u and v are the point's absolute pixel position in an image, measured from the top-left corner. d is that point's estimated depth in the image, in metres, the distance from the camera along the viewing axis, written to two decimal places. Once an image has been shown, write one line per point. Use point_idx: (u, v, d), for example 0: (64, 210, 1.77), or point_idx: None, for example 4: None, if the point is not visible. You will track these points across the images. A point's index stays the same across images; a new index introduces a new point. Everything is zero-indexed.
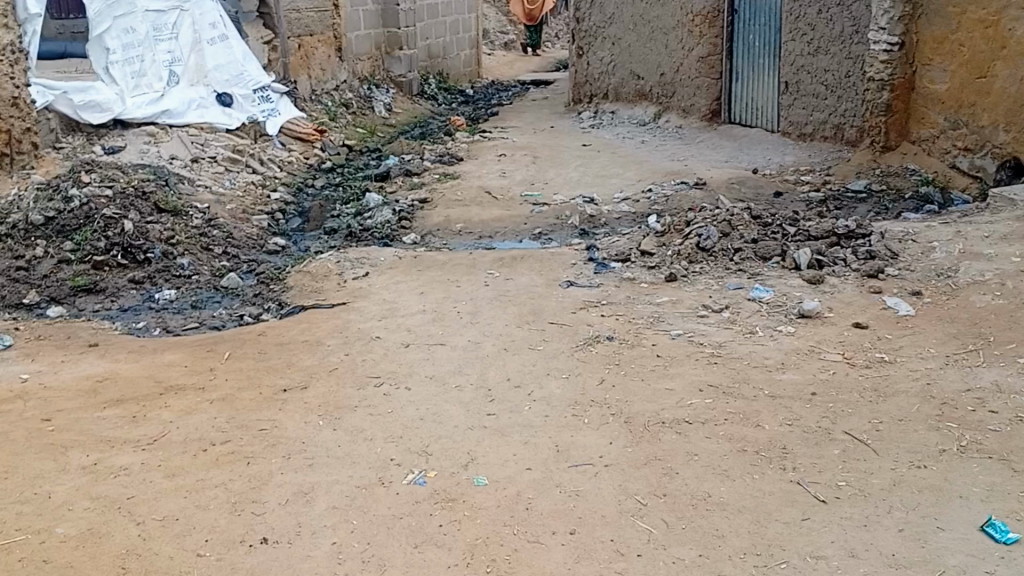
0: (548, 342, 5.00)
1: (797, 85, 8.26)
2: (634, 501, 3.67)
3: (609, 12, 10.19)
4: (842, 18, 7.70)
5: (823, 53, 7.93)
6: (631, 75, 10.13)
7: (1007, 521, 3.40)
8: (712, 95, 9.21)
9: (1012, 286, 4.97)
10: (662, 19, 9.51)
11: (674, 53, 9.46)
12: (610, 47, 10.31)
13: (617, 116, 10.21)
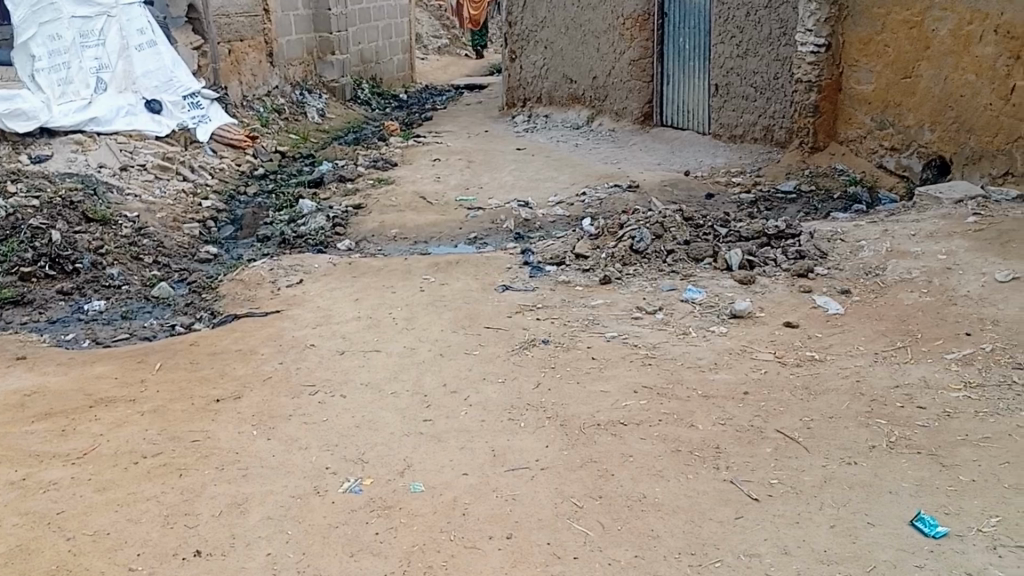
0: (484, 347, 4.99)
1: (726, 88, 8.35)
2: (570, 504, 3.67)
3: (541, 16, 10.19)
4: (770, 21, 7.81)
5: (752, 56, 8.04)
6: (564, 78, 10.16)
7: (936, 514, 3.43)
8: (644, 97, 9.26)
9: (939, 284, 5.06)
10: (594, 23, 9.54)
11: (606, 56, 9.51)
12: (543, 51, 10.32)
13: (551, 121, 10.25)
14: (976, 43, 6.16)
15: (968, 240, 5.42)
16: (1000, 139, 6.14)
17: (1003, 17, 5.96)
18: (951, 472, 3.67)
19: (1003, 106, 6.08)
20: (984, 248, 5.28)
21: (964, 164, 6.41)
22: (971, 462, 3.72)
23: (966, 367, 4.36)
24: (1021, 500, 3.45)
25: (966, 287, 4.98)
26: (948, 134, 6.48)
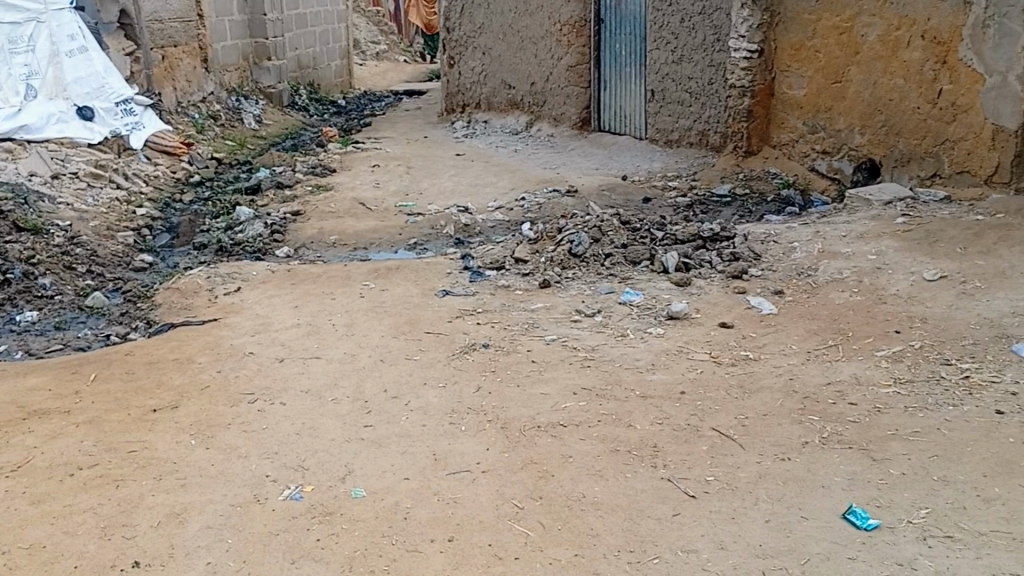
0: (424, 352, 5.01)
1: (662, 93, 8.47)
2: (511, 506, 3.70)
3: (478, 22, 10.23)
4: (704, 27, 7.93)
5: (686, 62, 8.16)
6: (502, 84, 10.22)
7: (867, 507, 3.50)
8: (581, 103, 9.36)
9: (869, 283, 5.20)
10: (531, 29, 9.61)
11: (544, 62, 9.58)
12: (481, 56, 10.37)
13: (490, 126, 10.30)
14: (904, 48, 6.30)
15: (896, 241, 5.59)
16: (927, 142, 6.30)
17: (930, 22, 6.08)
18: (882, 466, 3.75)
19: (930, 109, 6.23)
20: (912, 248, 5.46)
21: (893, 166, 6.57)
22: (901, 456, 3.80)
23: (895, 364, 4.47)
24: (948, 491, 3.54)
25: (894, 286, 5.13)
26: (877, 136, 6.64)
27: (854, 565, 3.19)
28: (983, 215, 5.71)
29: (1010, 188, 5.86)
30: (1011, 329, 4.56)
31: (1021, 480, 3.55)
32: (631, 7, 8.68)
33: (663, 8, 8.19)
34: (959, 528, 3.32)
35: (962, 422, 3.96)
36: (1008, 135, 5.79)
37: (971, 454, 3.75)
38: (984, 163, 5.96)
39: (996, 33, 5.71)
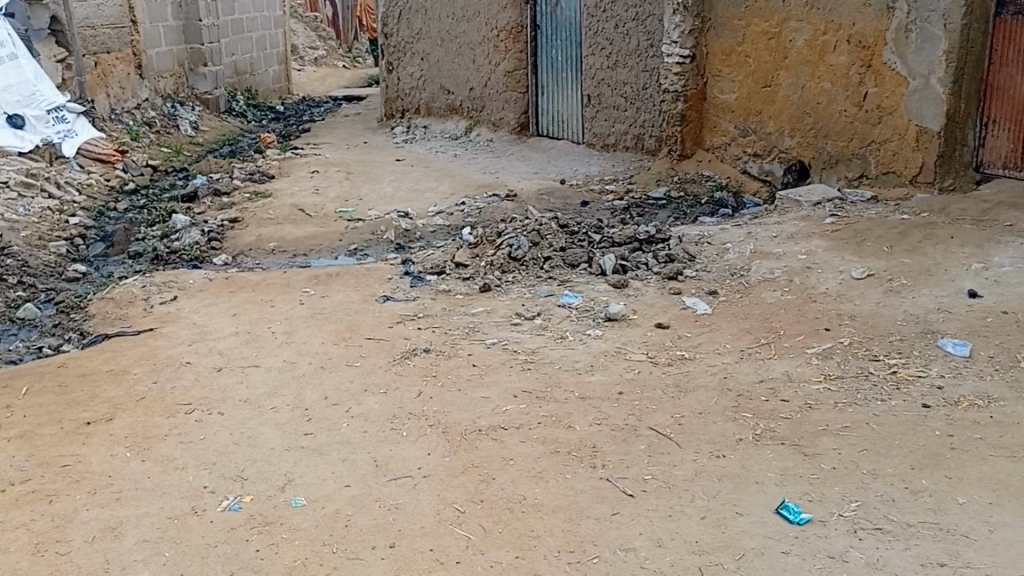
0: (365, 358, 5.00)
1: (598, 98, 8.57)
2: (452, 510, 3.71)
3: (416, 28, 10.24)
4: (638, 32, 8.06)
5: (621, 67, 8.27)
6: (441, 89, 10.23)
7: (799, 502, 3.59)
8: (520, 108, 9.43)
9: (798, 282, 5.34)
10: (468, 34, 9.65)
11: (481, 68, 9.63)
12: (419, 62, 10.38)
13: (430, 131, 10.31)
14: (830, 53, 6.48)
15: (824, 240, 5.75)
16: (854, 144, 6.50)
17: (855, 27, 6.29)
18: (813, 461, 3.85)
19: (856, 112, 6.42)
20: (840, 248, 5.62)
21: (822, 168, 6.75)
22: (832, 451, 3.90)
23: (825, 361, 4.58)
24: (878, 484, 3.65)
25: (824, 284, 5.27)
26: (806, 139, 6.81)
27: (787, 559, 3.27)
28: (909, 214, 5.89)
29: (933, 187, 6.09)
30: (937, 325, 4.71)
31: (947, 471, 3.67)
32: (567, 13, 8.80)
33: (598, 14, 8.31)
34: (888, 520, 3.43)
35: (890, 417, 4.09)
36: (931, 136, 6.02)
37: (898, 447, 3.87)
38: (909, 163, 6.19)
39: (918, 37, 5.95)
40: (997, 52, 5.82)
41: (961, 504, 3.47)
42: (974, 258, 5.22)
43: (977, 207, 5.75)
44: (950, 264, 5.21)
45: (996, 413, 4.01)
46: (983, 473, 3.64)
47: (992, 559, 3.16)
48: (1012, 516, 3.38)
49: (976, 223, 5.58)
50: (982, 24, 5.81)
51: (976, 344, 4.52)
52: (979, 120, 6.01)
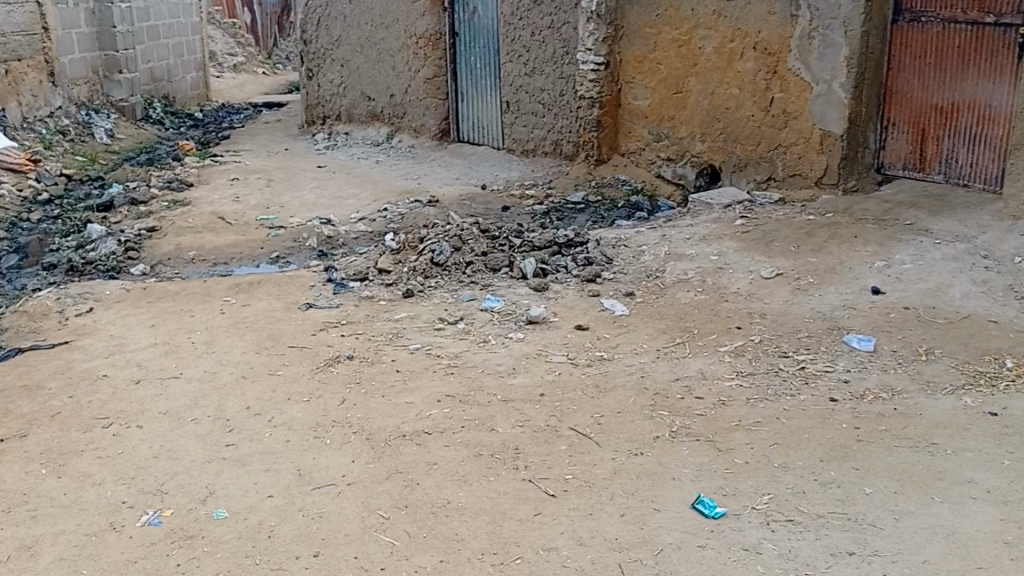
0: (287, 366, 4.98)
1: (517, 104, 8.68)
2: (377, 517, 3.73)
3: (335, 35, 10.22)
4: (553, 40, 8.19)
5: (538, 74, 8.39)
6: (362, 95, 10.20)
7: (714, 496, 3.71)
8: (441, 114, 9.47)
9: (711, 282, 5.52)
10: (387, 41, 9.67)
11: (401, 74, 9.66)
12: (339, 69, 10.34)
13: (351, 137, 10.27)
14: (738, 60, 6.72)
15: (736, 241, 5.95)
16: (762, 148, 6.74)
17: (761, 34, 6.55)
18: (727, 456, 3.98)
19: (764, 116, 6.67)
20: (750, 248, 5.82)
21: (732, 171, 6.98)
22: (744, 446, 4.03)
23: (737, 358, 4.72)
24: (788, 477, 3.79)
25: (735, 284, 5.45)
26: (716, 143, 7.02)
27: (703, 553, 3.38)
28: (817, 214, 6.14)
29: (837, 188, 6.34)
30: (843, 322, 4.91)
31: (854, 462, 3.84)
32: (484, 21, 8.90)
33: (515, 21, 8.44)
34: (798, 511, 3.58)
35: (799, 411, 4.24)
36: (834, 139, 6.28)
37: (807, 441, 4.01)
38: (814, 166, 6.43)
39: (821, 44, 6.21)
40: (895, 58, 6.12)
41: (869, 494, 3.63)
42: (877, 256, 5.45)
43: (880, 207, 6.00)
44: (854, 262, 5.44)
45: (900, 405, 4.20)
46: (886, 463, 3.81)
47: (897, 547, 3.33)
48: (914, 503, 3.55)
49: (879, 222, 5.83)
50: (880, 31, 6.10)
51: (879, 338, 4.73)
52: (879, 124, 6.31)
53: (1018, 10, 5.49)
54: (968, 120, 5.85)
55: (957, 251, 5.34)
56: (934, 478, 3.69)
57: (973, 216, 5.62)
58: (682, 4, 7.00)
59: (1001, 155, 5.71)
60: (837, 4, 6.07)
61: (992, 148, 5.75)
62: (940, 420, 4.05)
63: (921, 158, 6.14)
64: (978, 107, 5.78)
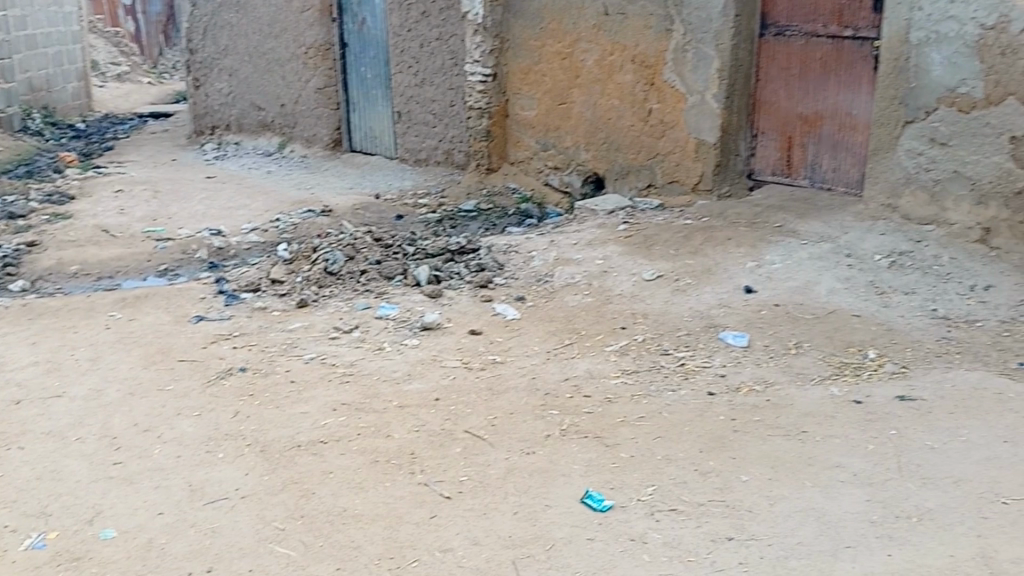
0: (177, 381, 4.91)
1: (408, 115, 8.76)
2: (272, 528, 3.71)
3: (223, 44, 10.09)
4: (442, 51, 8.36)
5: (428, 85, 8.53)
6: (251, 105, 10.06)
7: (602, 490, 3.82)
8: (332, 124, 9.47)
9: (597, 285, 5.73)
10: (276, 51, 9.63)
11: (292, 84, 9.62)
12: (227, 78, 10.20)
13: (241, 148, 10.10)
14: (618, 72, 7.04)
15: (620, 246, 6.20)
16: (643, 156, 7.04)
17: (638, 48, 6.87)
18: (613, 451, 4.10)
19: (643, 126, 6.98)
20: (634, 252, 6.08)
21: (616, 179, 7.23)
22: (630, 440, 4.17)
23: (622, 357, 4.92)
24: (672, 468, 3.93)
25: (620, 286, 5.69)
26: (600, 152, 7.28)
27: (592, 545, 3.49)
28: (695, 218, 6.46)
29: (713, 195, 6.69)
30: (719, 320, 5.18)
31: (731, 452, 4.01)
32: (373, 32, 9.01)
33: (403, 33, 8.56)
34: (681, 501, 3.72)
35: (680, 405, 4.42)
36: (709, 147, 6.64)
37: (688, 433, 4.18)
38: (691, 173, 6.77)
39: (694, 57, 6.59)
40: (762, 70, 6.55)
41: (745, 482, 3.79)
42: (749, 257, 5.78)
43: (752, 211, 6.37)
44: (729, 263, 5.75)
45: (772, 396, 4.43)
46: (761, 451, 4.00)
47: (773, 530, 3.49)
48: (789, 488, 3.73)
49: (751, 225, 6.18)
50: (748, 45, 6.51)
51: (753, 334, 5.01)
52: (749, 133, 6.71)
53: (873, 25, 5.97)
54: (829, 128, 6.29)
55: (824, 251, 5.70)
56: (805, 464, 3.88)
57: (837, 218, 6.02)
58: (564, 18, 7.26)
59: (862, 160, 6.17)
60: (708, 19, 6.46)
61: (853, 154, 6.20)
62: (809, 410, 4.28)
63: (789, 164, 6.55)
64: (838, 116, 6.22)
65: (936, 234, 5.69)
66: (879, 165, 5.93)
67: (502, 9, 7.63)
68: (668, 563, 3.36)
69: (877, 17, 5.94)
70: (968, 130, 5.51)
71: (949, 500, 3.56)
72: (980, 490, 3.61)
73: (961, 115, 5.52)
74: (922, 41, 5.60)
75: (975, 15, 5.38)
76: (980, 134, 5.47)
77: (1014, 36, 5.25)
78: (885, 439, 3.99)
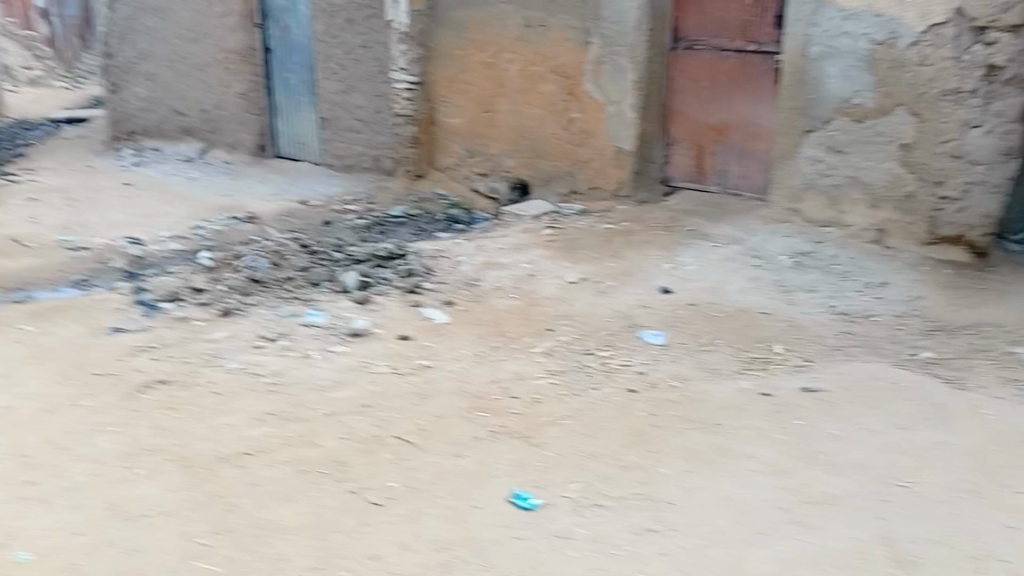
0: (93, 396, 4.82)
1: (334, 121, 8.78)
2: (197, 545, 3.61)
3: (140, 48, 9.89)
4: (367, 59, 8.40)
5: (354, 92, 8.56)
6: (171, 111, 9.90)
7: (530, 489, 3.95)
8: (256, 129, 9.41)
9: (523, 288, 5.88)
10: (196, 56, 9.51)
11: (213, 90, 9.52)
12: (145, 83, 10.00)
13: (162, 154, 9.84)
14: (540, 82, 7.21)
15: (545, 250, 6.37)
16: (565, 163, 7.25)
17: (559, 59, 7.06)
18: (539, 450, 4.22)
19: (565, 135, 7.19)
20: (558, 256, 6.27)
21: (540, 185, 7.43)
22: (556, 438, 4.31)
23: (548, 358, 5.06)
24: (596, 465, 4.08)
25: (546, 289, 5.85)
26: (525, 159, 7.46)
27: (521, 544, 3.59)
28: (615, 223, 6.68)
29: (631, 200, 6.97)
30: (639, 320, 5.38)
31: (652, 446, 4.19)
32: (298, 38, 9.02)
33: (327, 40, 8.57)
34: (604, 496, 3.87)
35: (604, 403, 4.58)
36: (627, 155, 6.92)
37: (611, 430, 4.34)
38: (610, 180, 7.03)
39: (611, 68, 6.83)
40: (674, 81, 6.86)
41: (665, 475, 3.98)
42: (665, 259, 6.04)
43: (667, 216, 6.65)
44: (647, 265, 6.00)
45: (689, 391, 4.63)
46: (679, 444, 4.19)
47: (690, 520, 3.67)
48: (704, 479, 3.93)
49: (667, 229, 6.46)
50: (660, 57, 6.80)
51: (670, 332, 5.22)
52: (662, 141, 7.02)
53: (775, 40, 6.34)
54: (736, 138, 6.66)
55: (734, 253, 6.00)
56: (720, 455, 4.08)
57: (747, 222, 6.34)
58: (487, 28, 7.39)
59: (765, 166, 6.57)
60: (623, 32, 6.71)
61: (758, 161, 6.59)
62: (723, 403, 4.50)
63: (699, 170, 6.89)
64: (744, 126, 6.60)
65: (837, 235, 6.03)
66: (783, 170, 6.27)
67: (426, 18, 7.68)
68: (593, 557, 3.49)
69: (778, 33, 6.32)
70: (863, 138, 5.87)
71: (852, 485, 3.81)
72: (880, 474, 3.87)
73: (856, 124, 5.87)
74: (819, 54, 5.94)
75: (867, 31, 5.71)
76: (874, 142, 5.84)
77: (902, 50, 5.60)
78: (792, 429, 4.23)
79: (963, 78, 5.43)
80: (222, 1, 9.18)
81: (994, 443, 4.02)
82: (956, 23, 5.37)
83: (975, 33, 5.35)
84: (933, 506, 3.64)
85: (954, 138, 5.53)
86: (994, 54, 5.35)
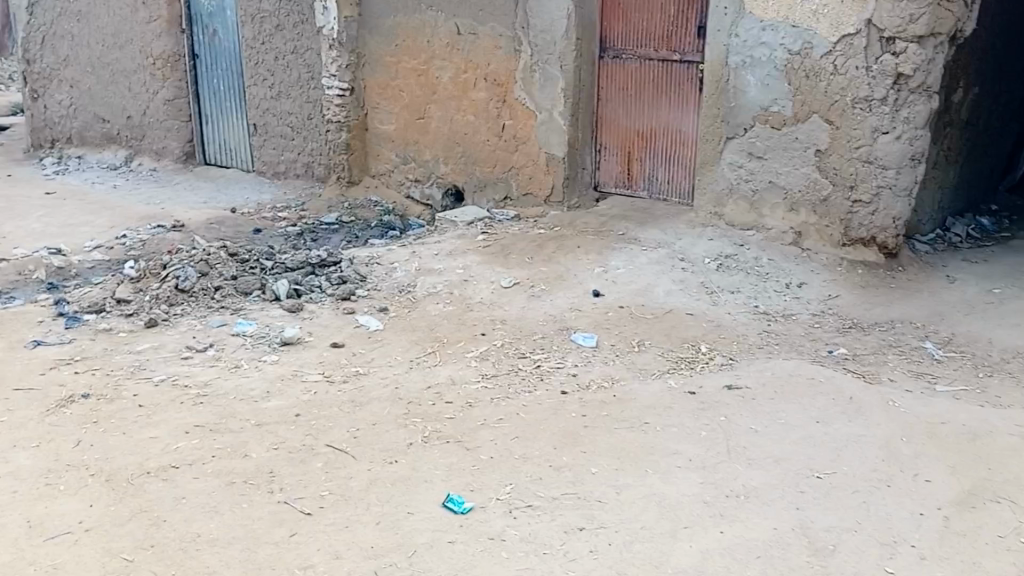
0: (12, 411, 4.67)
1: (265, 127, 8.68)
2: (119, 560, 3.55)
3: (62, 53, 9.65)
4: (297, 64, 8.26)
5: (285, 98, 8.45)
6: (95, 117, 9.67)
7: (463, 493, 3.98)
8: (184, 136, 9.28)
9: (457, 294, 5.92)
10: (121, 61, 9.31)
11: (139, 96, 9.32)
12: (68, 89, 9.76)
13: (84, 161, 9.64)
14: (472, 89, 7.29)
15: (478, 255, 6.43)
16: (498, 170, 7.35)
17: (490, 66, 7.15)
18: (473, 454, 4.27)
19: (497, 142, 7.29)
20: (490, 261, 6.32)
21: (473, 192, 7.51)
22: (488, 442, 4.35)
23: (482, 362, 5.11)
24: (528, 466, 4.14)
25: (479, 294, 5.89)
26: (457, 165, 7.54)
27: (453, 548, 3.61)
28: (547, 228, 6.78)
29: (563, 206, 7.08)
30: (571, 323, 5.47)
31: (583, 446, 4.27)
32: (225, 44, 8.87)
33: (257, 46, 8.47)
34: (536, 497, 3.93)
35: (536, 405, 4.65)
36: (557, 161, 7.02)
37: (543, 431, 4.41)
38: (543, 186, 7.13)
39: (541, 77, 6.94)
40: (602, 89, 6.97)
41: (594, 473, 4.06)
42: (597, 263, 6.14)
43: (598, 221, 6.77)
44: (579, 269, 6.09)
45: (619, 391, 4.73)
46: (608, 444, 4.27)
47: (620, 518, 3.75)
48: (632, 476, 4.02)
49: (597, 233, 6.57)
50: (589, 66, 6.92)
51: (601, 334, 5.32)
52: (593, 148, 7.13)
53: (697, 49, 6.46)
54: (662, 144, 6.79)
55: (661, 256, 6.13)
56: (647, 453, 4.18)
57: (673, 226, 6.50)
58: (418, 36, 7.45)
59: (691, 172, 6.68)
60: (552, 40, 6.80)
61: (683, 167, 6.71)
62: (650, 402, 4.61)
63: (629, 176, 7.00)
64: (669, 133, 6.72)
65: (757, 238, 6.23)
66: (706, 176, 6.46)
67: (357, 25, 7.77)
68: (525, 558, 3.54)
69: (700, 43, 6.43)
70: (782, 145, 6.08)
71: (773, 478, 3.94)
72: (799, 466, 4.02)
73: (775, 131, 6.08)
74: (739, 64, 6.13)
75: (784, 41, 5.91)
76: (791, 149, 6.05)
77: (817, 60, 5.81)
78: (715, 425, 4.37)
79: (873, 86, 5.66)
80: (148, 6, 9.00)
81: (904, 434, 4.21)
82: (865, 33, 5.60)
83: (884, 43, 5.59)
84: (848, 496, 3.80)
85: (865, 144, 5.76)
86: (901, 64, 5.56)
